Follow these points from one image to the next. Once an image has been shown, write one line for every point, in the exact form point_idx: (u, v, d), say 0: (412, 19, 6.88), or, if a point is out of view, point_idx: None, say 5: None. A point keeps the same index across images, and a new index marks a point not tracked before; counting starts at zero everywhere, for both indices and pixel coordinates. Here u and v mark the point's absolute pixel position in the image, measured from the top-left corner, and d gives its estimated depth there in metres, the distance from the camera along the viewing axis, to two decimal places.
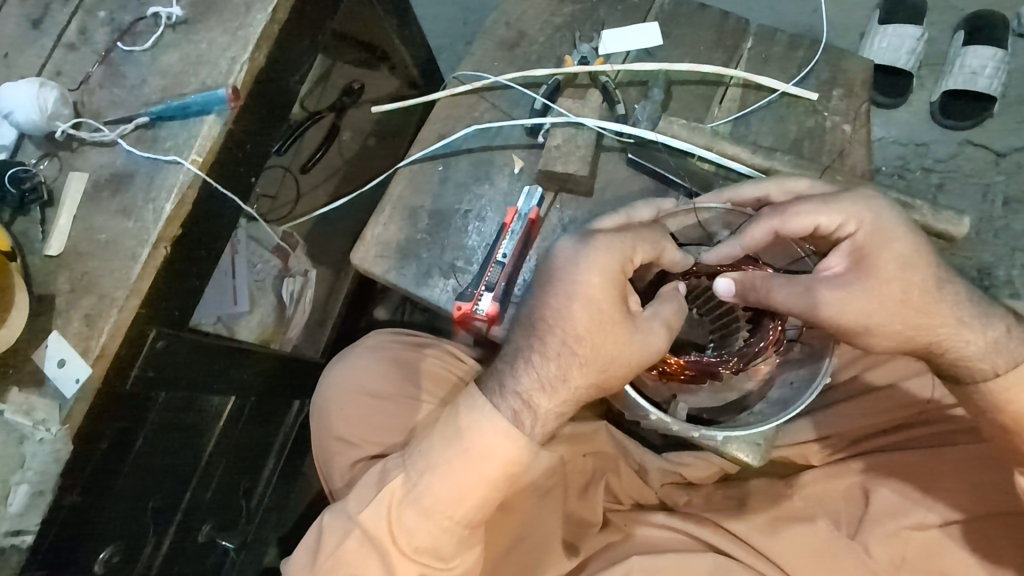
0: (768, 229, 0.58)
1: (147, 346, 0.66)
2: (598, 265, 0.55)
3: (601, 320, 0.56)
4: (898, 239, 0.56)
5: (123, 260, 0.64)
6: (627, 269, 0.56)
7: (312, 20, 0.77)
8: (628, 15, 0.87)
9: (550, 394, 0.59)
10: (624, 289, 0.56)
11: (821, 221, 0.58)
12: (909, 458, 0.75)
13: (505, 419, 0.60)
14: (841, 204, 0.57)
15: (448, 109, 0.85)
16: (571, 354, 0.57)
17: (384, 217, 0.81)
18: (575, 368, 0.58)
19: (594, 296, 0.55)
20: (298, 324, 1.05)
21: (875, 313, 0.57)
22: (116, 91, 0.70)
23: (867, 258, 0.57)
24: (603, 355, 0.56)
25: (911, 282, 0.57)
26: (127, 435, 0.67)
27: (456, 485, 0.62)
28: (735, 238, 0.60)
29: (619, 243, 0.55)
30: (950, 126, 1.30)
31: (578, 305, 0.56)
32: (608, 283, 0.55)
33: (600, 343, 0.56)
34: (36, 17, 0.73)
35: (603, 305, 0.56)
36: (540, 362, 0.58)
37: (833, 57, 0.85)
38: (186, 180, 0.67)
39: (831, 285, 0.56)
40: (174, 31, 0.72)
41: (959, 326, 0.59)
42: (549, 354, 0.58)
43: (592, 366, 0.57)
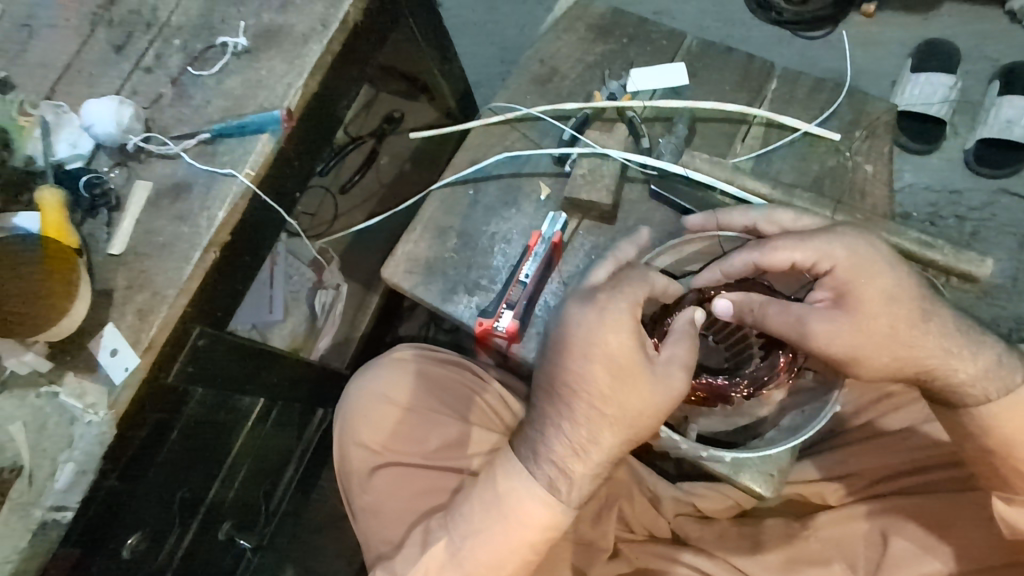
0: (745, 262, 0.59)
1: (190, 342, 0.71)
2: (610, 326, 0.57)
3: (620, 375, 0.57)
4: (881, 274, 0.57)
5: (176, 262, 0.70)
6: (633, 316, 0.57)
7: (362, 53, 0.85)
8: (656, 56, 0.92)
9: (583, 459, 0.61)
10: (637, 342, 0.57)
11: (797, 257, 0.58)
12: (935, 502, 0.72)
13: (541, 485, 0.62)
14: (817, 242, 0.57)
15: (481, 137, 0.90)
16: (600, 415, 0.59)
17: (415, 235, 0.86)
18: (605, 428, 0.59)
19: (610, 353, 0.57)
20: (327, 336, 1.10)
21: (862, 346, 0.57)
22: (183, 110, 0.78)
23: (851, 291, 0.57)
24: (629, 410, 0.58)
25: (897, 315, 0.57)
26: (165, 425, 0.72)
27: (497, 549, 0.64)
28: (715, 264, 0.61)
29: (624, 304, 0.57)
30: (985, 175, 1.30)
31: (595, 365, 0.57)
32: (621, 339, 0.57)
33: (624, 399, 0.58)
34: (119, 43, 0.82)
35: (620, 361, 0.57)
36: (571, 428, 0.61)
37: (856, 100, 0.87)
38: (238, 192, 0.73)
39: (822, 316, 0.56)
40: (238, 58, 0.79)
41: (947, 355, 0.58)
42: (579, 420, 0.60)
43: (620, 426, 0.59)
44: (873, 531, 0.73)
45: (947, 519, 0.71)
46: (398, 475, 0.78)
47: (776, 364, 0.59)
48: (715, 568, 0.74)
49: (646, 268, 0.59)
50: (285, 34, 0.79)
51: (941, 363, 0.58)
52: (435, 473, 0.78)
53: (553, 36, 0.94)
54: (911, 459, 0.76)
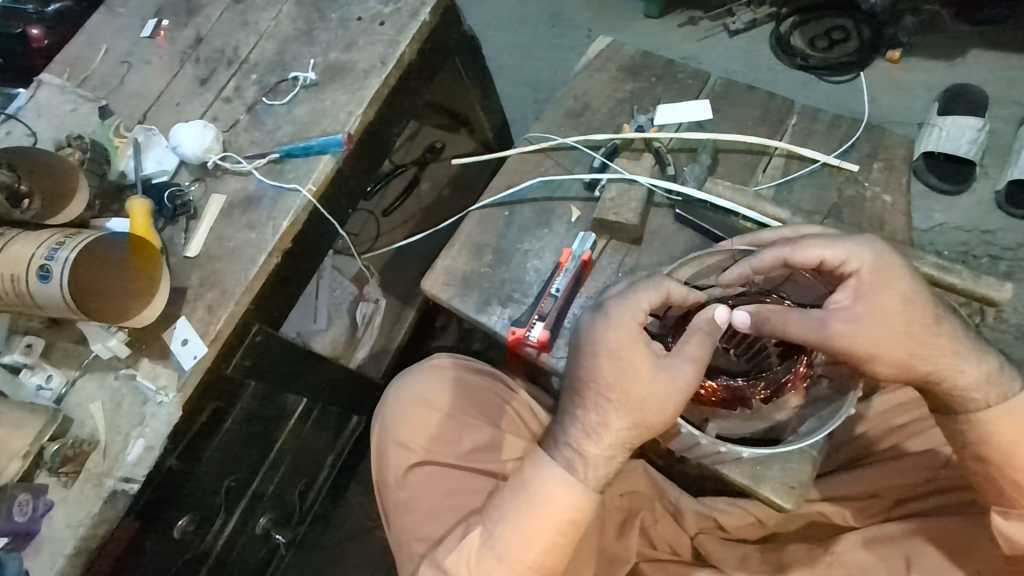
0: (774, 257, 0.64)
1: (249, 338, 0.78)
2: (616, 322, 0.61)
3: (625, 366, 0.61)
4: (900, 277, 0.60)
5: (243, 264, 0.78)
6: (635, 317, 0.61)
7: (414, 87, 0.94)
8: (682, 93, 0.99)
9: (595, 440, 0.65)
10: (639, 340, 0.61)
11: (827, 254, 0.61)
12: (954, 526, 0.72)
13: (560, 467, 0.67)
14: (844, 243, 0.61)
15: (518, 163, 0.98)
16: (607, 400, 0.63)
17: (454, 251, 0.93)
18: (613, 413, 0.63)
19: (611, 351, 0.61)
20: (366, 346, 1.15)
21: (878, 342, 0.60)
22: (257, 134, 0.88)
23: (871, 293, 0.60)
24: (637, 400, 0.61)
25: (913, 315, 0.60)
26: (221, 413, 0.78)
27: (524, 532, 0.67)
28: (746, 259, 0.66)
29: (626, 305, 0.61)
30: (1017, 216, 1.30)
31: (603, 359, 0.62)
32: (622, 338, 0.61)
33: (630, 385, 0.61)
34: (204, 77, 0.93)
35: (622, 357, 0.61)
36: (582, 413, 0.65)
37: (873, 135, 0.93)
38: (301, 205, 0.81)
39: (838, 317, 0.59)
40: (306, 89, 0.90)
41: (955, 357, 0.62)
42: (589, 405, 0.64)
43: (626, 409, 0.62)
44: (896, 556, 0.73)
45: (968, 546, 0.71)
46: (433, 474, 0.82)
47: (792, 369, 0.63)
48: None
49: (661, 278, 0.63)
50: (349, 70, 0.89)
51: (945, 367, 0.62)
52: (468, 475, 0.82)
53: (586, 75, 1.03)
54: (933, 482, 0.77)
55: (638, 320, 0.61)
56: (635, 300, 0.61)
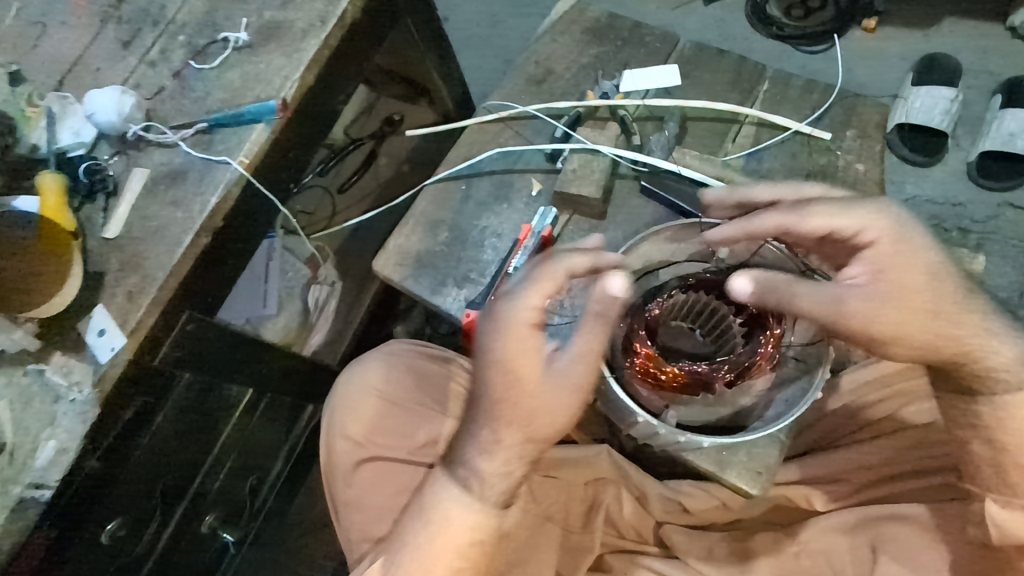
0: (777, 223, 0.60)
1: (179, 327, 0.72)
2: (498, 332, 0.58)
3: (511, 380, 0.59)
4: (922, 250, 0.59)
5: (167, 245, 0.71)
6: (523, 319, 0.58)
7: (360, 49, 0.86)
8: (650, 58, 0.93)
9: (488, 457, 0.63)
10: (532, 346, 0.59)
11: (837, 224, 0.58)
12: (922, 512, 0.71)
13: (457, 486, 0.64)
14: (855, 211, 0.58)
15: (475, 134, 0.92)
16: (497, 416, 0.61)
17: (407, 229, 0.87)
18: (503, 430, 0.62)
19: (500, 363, 0.59)
20: (320, 332, 1.12)
21: (907, 322, 0.59)
22: (183, 101, 0.79)
23: (888, 267, 0.59)
24: (529, 412, 0.60)
25: (939, 294, 0.60)
26: (150, 409, 0.72)
27: (424, 562, 0.64)
28: (739, 221, 0.61)
29: (511, 309, 0.58)
30: (988, 187, 1.28)
31: (490, 374, 0.60)
32: (513, 347, 0.59)
33: (519, 400, 0.60)
34: (126, 40, 0.84)
35: (512, 369, 0.59)
36: (476, 431, 0.64)
37: (848, 101, 0.88)
38: (232, 178, 0.74)
39: (857, 294, 0.58)
40: (238, 52, 0.81)
41: (983, 336, 0.63)
42: (482, 421, 0.63)
43: (516, 425, 0.61)
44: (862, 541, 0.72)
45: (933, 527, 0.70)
46: (381, 467, 0.78)
47: (756, 350, 0.59)
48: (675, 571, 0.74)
49: (557, 262, 0.58)
50: (285, 30, 0.81)
51: (958, 346, 0.62)
52: (415, 468, 0.78)
53: (549, 38, 0.96)
54: (901, 462, 0.75)
55: (527, 322, 0.58)
56: (522, 299, 0.58)
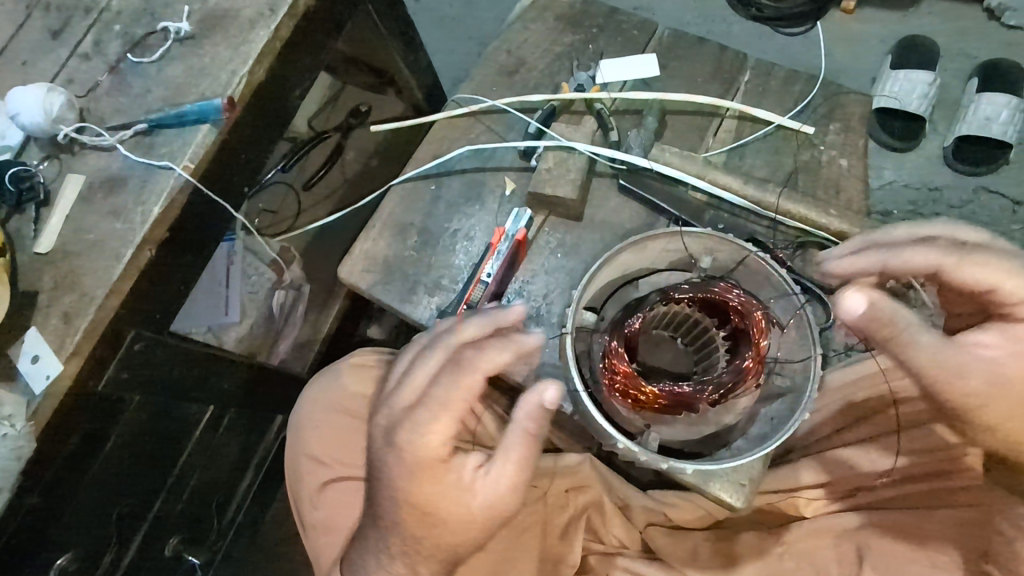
0: (934, 261, 0.60)
1: (124, 347, 0.66)
2: (404, 468, 0.62)
3: (423, 516, 0.63)
4: None
5: (106, 260, 0.64)
6: (432, 455, 0.61)
7: (316, 39, 0.79)
8: (627, 47, 0.89)
9: None
10: (445, 476, 0.62)
11: (1001, 285, 0.59)
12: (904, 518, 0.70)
13: None
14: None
15: (444, 130, 0.86)
16: (412, 549, 0.65)
17: (374, 233, 0.82)
18: (419, 559, 0.66)
19: (411, 499, 0.62)
20: (288, 338, 1.07)
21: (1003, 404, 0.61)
22: (121, 99, 0.72)
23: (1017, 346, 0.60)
24: (445, 539, 0.64)
25: None
26: (97, 436, 0.67)
27: None
28: (889, 250, 0.62)
29: (419, 444, 0.61)
30: (964, 172, 1.26)
31: (401, 509, 0.63)
32: (426, 485, 0.62)
33: (432, 535, 0.64)
34: (55, 29, 0.75)
35: (425, 505, 0.62)
36: (385, 561, 0.67)
37: (831, 92, 0.85)
38: (175, 185, 0.67)
39: (980, 365, 0.60)
40: (181, 44, 0.74)
41: None
42: (394, 553, 0.66)
43: (433, 554, 0.65)
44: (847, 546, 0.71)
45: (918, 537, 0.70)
46: (350, 489, 0.74)
47: (740, 368, 0.56)
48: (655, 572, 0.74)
49: (470, 378, 0.60)
50: (231, 19, 0.74)
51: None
52: None
53: (520, 25, 0.91)
54: (885, 466, 0.74)
55: (434, 452, 0.61)
56: (433, 425, 0.60)
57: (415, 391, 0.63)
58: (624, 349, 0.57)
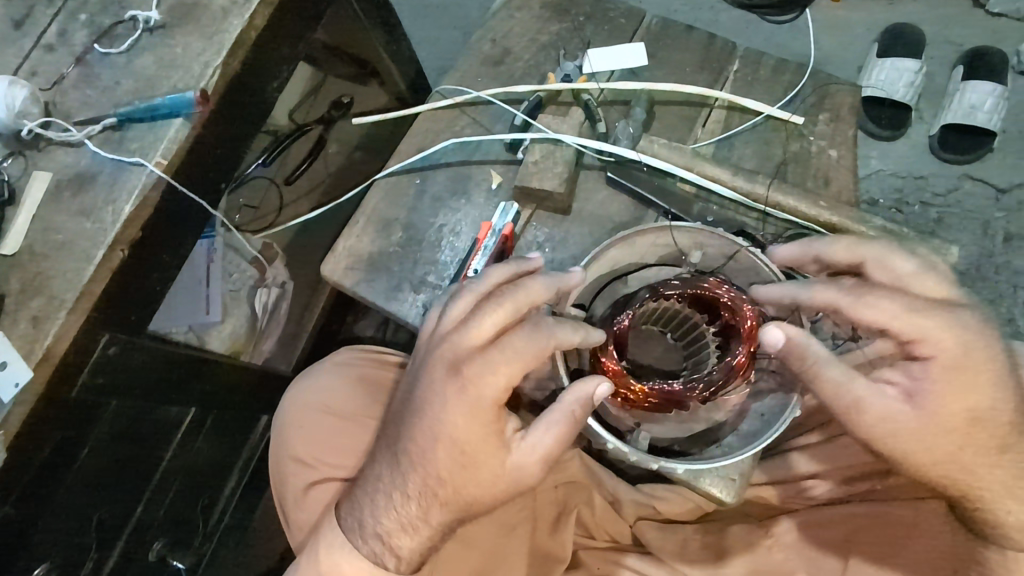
0: (829, 300, 0.56)
1: (98, 352, 0.63)
2: (457, 406, 0.55)
3: (460, 460, 0.57)
4: (985, 385, 0.55)
5: (76, 261, 0.62)
6: (489, 397, 0.55)
7: (294, 28, 0.77)
8: (614, 36, 0.87)
9: (409, 534, 0.61)
10: (496, 425, 0.57)
11: (891, 325, 0.54)
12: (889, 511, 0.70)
13: (364, 556, 0.62)
14: (920, 322, 0.53)
15: (428, 122, 0.84)
16: (433, 494, 0.59)
17: (358, 230, 0.80)
18: (435, 509, 0.59)
19: (456, 438, 0.56)
20: (272, 336, 1.04)
21: (923, 445, 0.56)
22: (89, 93, 0.69)
23: (929, 386, 0.55)
24: (468, 491, 0.58)
25: (972, 437, 0.56)
26: (73, 443, 0.65)
27: None
28: (793, 285, 0.57)
29: (484, 381, 0.54)
30: (948, 160, 1.25)
31: (439, 446, 0.57)
32: (474, 426, 0.56)
33: (461, 482, 0.58)
34: (17, 19, 0.71)
35: (467, 450, 0.57)
36: (398, 503, 0.60)
37: (819, 81, 0.84)
38: (147, 183, 0.65)
39: (885, 403, 0.55)
40: (151, 34, 0.71)
41: (1007, 492, 0.59)
42: (412, 496, 0.59)
43: (452, 505, 0.59)
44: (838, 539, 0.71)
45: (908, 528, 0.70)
46: (334, 489, 0.73)
47: (731, 364, 0.55)
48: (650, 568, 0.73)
49: (550, 331, 0.54)
50: (203, 7, 0.71)
51: (970, 486, 0.58)
52: None
53: (505, 14, 0.89)
54: None
55: (496, 397, 0.55)
56: (507, 368, 0.54)
57: (490, 329, 0.55)
58: (613, 346, 0.57)
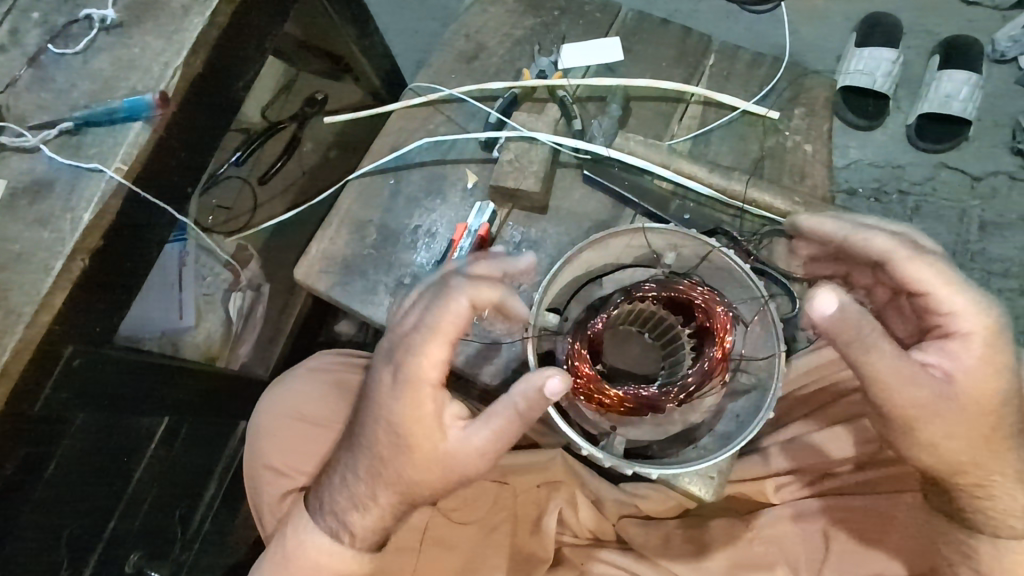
0: (886, 250, 0.59)
1: (61, 366, 0.61)
2: (392, 389, 0.57)
3: (401, 441, 0.58)
4: (1006, 369, 0.58)
5: (33, 273, 0.59)
6: (420, 377, 0.56)
7: (259, 26, 0.74)
8: (590, 30, 0.86)
9: (363, 514, 0.62)
10: (432, 409, 0.57)
11: (935, 289, 0.57)
12: (863, 503, 0.72)
13: (324, 534, 0.63)
14: (958, 294, 0.57)
15: (402, 120, 0.83)
16: (379, 475, 0.60)
17: (331, 232, 0.78)
18: (382, 489, 0.60)
19: (394, 422, 0.57)
20: (249, 340, 1.03)
21: (958, 427, 0.57)
22: (43, 95, 0.66)
23: (966, 368, 0.57)
24: (410, 474, 0.59)
25: (999, 420, 0.58)
26: (39, 460, 0.63)
27: None
28: (859, 229, 0.60)
29: (412, 359, 0.56)
30: (925, 149, 1.26)
31: (380, 428, 0.58)
32: (411, 406, 0.57)
33: (406, 463, 0.58)
34: None
35: (406, 432, 0.57)
36: (351, 483, 0.62)
37: (795, 75, 0.84)
38: (107, 190, 0.62)
39: (931, 382, 0.56)
40: (108, 34, 0.68)
41: (1015, 482, 0.61)
42: (360, 475, 0.61)
43: (400, 487, 0.60)
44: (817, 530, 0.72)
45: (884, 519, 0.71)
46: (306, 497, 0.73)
47: (706, 366, 0.55)
48: (638, 567, 0.73)
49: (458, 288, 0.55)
50: (162, 5, 0.68)
51: (981, 475, 0.60)
52: None
53: (479, 9, 0.87)
54: (852, 451, 0.75)
55: (427, 376, 0.56)
56: (431, 336, 0.55)
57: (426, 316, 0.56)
58: (588, 350, 0.57)
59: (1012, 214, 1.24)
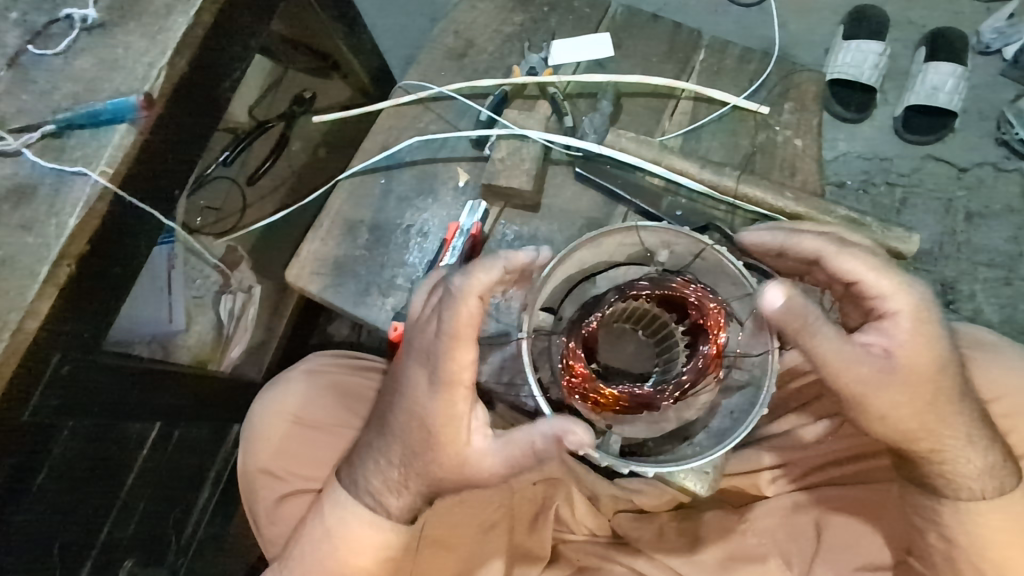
0: (816, 248, 0.62)
1: (50, 372, 0.61)
2: (426, 390, 0.60)
3: (433, 435, 0.60)
4: (941, 337, 0.60)
5: (18, 279, 0.58)
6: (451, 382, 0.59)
7: (245, 24, 0.73)
8: (579, 27, 0.85)
9: (397, 496, 0.65)
10: (464, 409, 0.60)
11: (862, 270, 0.60)
12: (853, 493, 0.73)
13: (363, 510, 0.65)
14: (883, 273, 0.59)
15: (392, 118, 0.82)
16: (412, 464, 0.63)
17: (323, 232, 0.78)
18: (414, 476, 0.63)
19: (427, 419, 0.60)
20: (240, 343, 1.03)
21: (903, 403, 0.59)
22: (24, 97, 0.65)
23: (902, 342, 0.59)
24: (434, 471, 0.62)
25: (942, 386, 0.60)
26: (29, 469, 0.62)
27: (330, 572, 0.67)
28: (784, 236, 0.64)
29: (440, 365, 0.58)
30: (912, 141, 1.27)
31: (412, 423, 0.61)
32: (444, 407, 0.59)
33: (439, 453, 0.61)
34: None
35: (438, 428, 0.60)
36: (383, 471, 0.64)
37: (785, 70, 0.84)
38: (93, 194, 0.61)
39: (870, 362, 0.58)
40: (90, 34, 0.67)
41: (966, 443, 0.62)
42: (393, 464, 0.64)
43: (431, 475, 0.62)
44: (809, 522, 0.73)
45: (873, 507, 0.73)
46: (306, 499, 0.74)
47: (699, 364, 0.56)
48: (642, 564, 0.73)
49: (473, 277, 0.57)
50: (145, 4, 0.67)
51: (932, 441, 0.62)
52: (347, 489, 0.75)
53: (467, 5, 0.86)
54: (842, 443, 0.76)
55: (460, 377, 0.59)
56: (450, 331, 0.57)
57: (458, 326, 0.56)
58: (582, 349, 0.57)
59: (997, 205, 1.25)
